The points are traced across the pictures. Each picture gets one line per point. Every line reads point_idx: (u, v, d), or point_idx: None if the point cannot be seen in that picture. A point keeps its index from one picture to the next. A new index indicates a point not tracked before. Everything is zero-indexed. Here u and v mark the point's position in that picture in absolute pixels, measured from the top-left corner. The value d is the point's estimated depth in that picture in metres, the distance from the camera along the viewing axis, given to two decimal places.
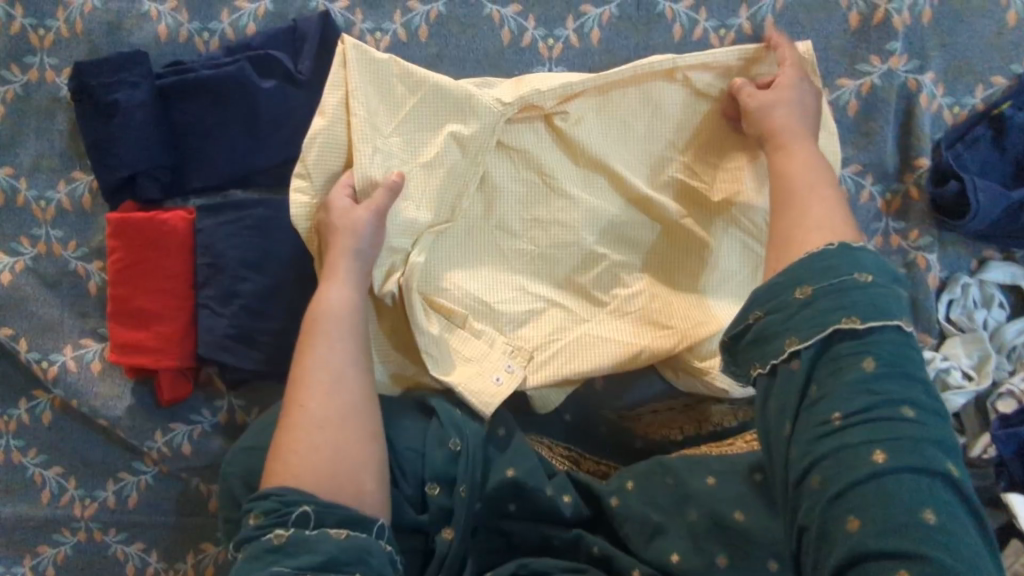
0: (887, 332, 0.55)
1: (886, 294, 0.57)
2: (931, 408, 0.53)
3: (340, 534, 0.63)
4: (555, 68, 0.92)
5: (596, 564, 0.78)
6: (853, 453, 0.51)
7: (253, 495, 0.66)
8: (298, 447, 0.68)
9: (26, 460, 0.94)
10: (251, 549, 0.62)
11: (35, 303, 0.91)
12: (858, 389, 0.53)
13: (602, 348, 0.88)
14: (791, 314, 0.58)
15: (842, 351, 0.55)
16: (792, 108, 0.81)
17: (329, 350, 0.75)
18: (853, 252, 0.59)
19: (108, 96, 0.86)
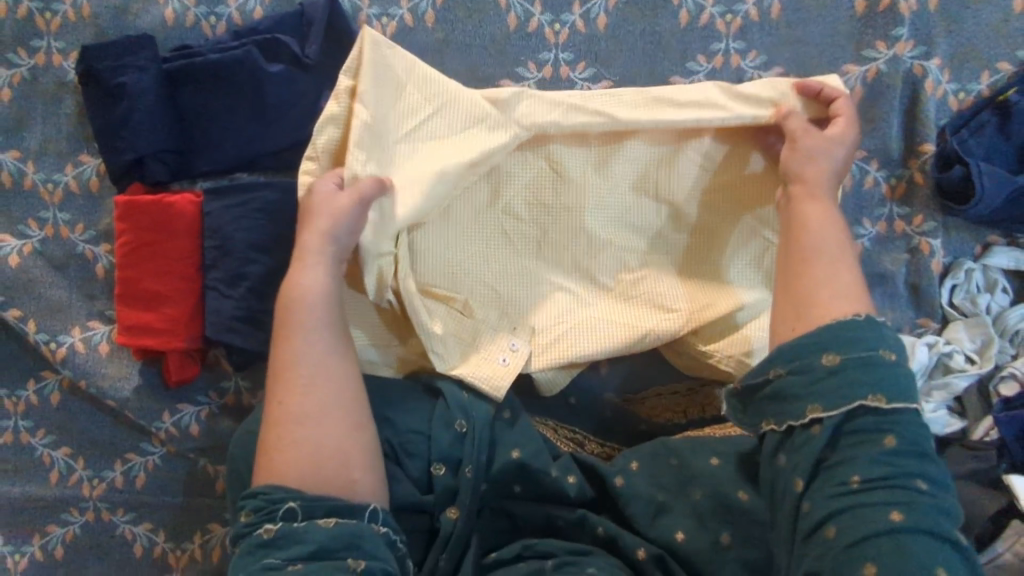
0: (906, 414, 0.66)
1: (904, 374, 0.67)
2: (939, 482, 0.63)
3: (329, 523, 0.65)
4: (561, 54, 0.92)
5: (601, 543, 0.80)
6: (870, 511, 0.61)
7: (244, 492, 0.68)
8: (282, 447, 0.69)
9: (35, 441, 0.95)
10: (244, 544, 0.65)
11: (43, 286, 0.92)
12: (878, 461, 0.63)
13: (608, 331, 0.88)
14: (818, 379, 0.68)
15: (870, 424, 0.65)
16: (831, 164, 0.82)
17: (304, 341, 0.74)
18: (879, 331, 0.69)
19: (115, 78, 0.86)
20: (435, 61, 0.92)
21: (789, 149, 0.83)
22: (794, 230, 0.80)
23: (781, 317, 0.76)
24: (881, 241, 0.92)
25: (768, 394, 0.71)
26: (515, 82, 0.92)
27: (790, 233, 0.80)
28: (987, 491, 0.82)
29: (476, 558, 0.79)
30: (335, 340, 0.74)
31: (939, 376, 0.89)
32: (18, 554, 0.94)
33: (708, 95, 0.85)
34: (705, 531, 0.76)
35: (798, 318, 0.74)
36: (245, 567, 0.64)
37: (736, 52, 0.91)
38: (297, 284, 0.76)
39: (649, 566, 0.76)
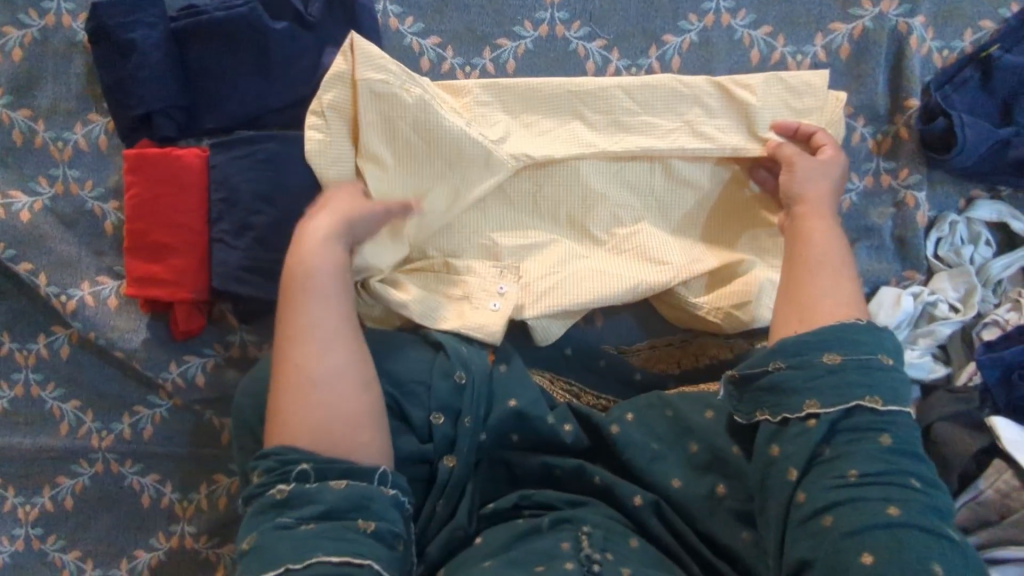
0: (901, 417, 0.69)
1: (898, 379, 0.71)
2: (933, 484, 0.66)
3: (340, 485, 0.66)
4: (557, 13, 0.94)
5: (598, 493, 0.82)
6: (869, 504, 0.63)
7: (257, 453, 0.69)
8: (295, 409, 0.69)
9: (45, 394, 0.97)
10: (258, 504, 0.66)
11: (54, 240, 0.95)
12: (876, 457, 0.66)
13: (601, 282, 0.91)
14: (817, 376, 0.71)
15: (867, 423, 0.68)
16: (828, 186, 0.86)
17: (314, 308, 0.75)
18: (878, 336, 0.73)
19: (125, 36, 0.89)
20: (435, 20, 0.94)
21: (788, 174, 0.87)
22: (796, 244, 0.83)
23: (781, 323, 0.78)
24: (869, 194, 0.94)
25: (765, 386, 0.74)
26: (512, 41, 0.95)
27: (793, 247, 0.83)
28: (971, 432, 0.84)
29: (474, 506, 0.81)
30: (347, 307, 0.76)
31: (925, 324, 0.92)
32: (29, 504, 0.97)
33: (692, 117, 0.90)
34: (701, 485, 0.79)
35: (801, 324, 0.76)
36: (259, 525, 0.65)
37: (726, 11, 0.94)
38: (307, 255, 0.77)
39: (645, 513, 0.79)
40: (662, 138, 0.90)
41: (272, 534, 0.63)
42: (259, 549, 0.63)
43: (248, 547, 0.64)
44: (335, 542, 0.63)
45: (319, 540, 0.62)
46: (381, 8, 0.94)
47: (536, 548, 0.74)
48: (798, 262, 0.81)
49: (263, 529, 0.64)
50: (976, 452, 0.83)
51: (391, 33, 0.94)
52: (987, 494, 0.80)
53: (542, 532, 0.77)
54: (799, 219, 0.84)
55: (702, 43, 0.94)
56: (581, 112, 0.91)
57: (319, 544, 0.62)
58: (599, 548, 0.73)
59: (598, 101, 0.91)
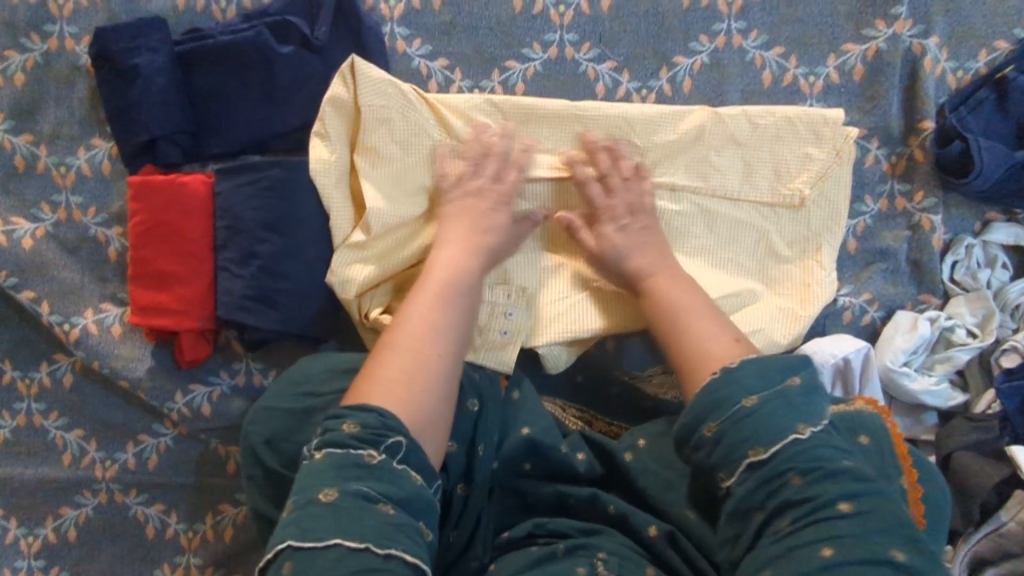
0: (793, 448, 0.60)
1: (779, 407, 0.62)
2: (863, 496, 0.57)
3: (416, 479, 0.62)
4: (566, 34, 0.93)
5: (614, 523, 0.79)
6: (801, 553, 0.55)
7: (351, 405, 0.64)
8: (415, 380, 0.68)
9: (48, 423, 0.95)
10: (342, 455, 0.60)
11: (56, 267, 0.93)
12: (795, 499, 0.58)
13: (610, 306, 0.89)
14: (707, 451, 0.63)
15: (769, 471, 0.60)
16: (636, 243, 0.84)
17: (455, 309, 0.76)
18: (730, 376, 0.64)
19: (129, 61, 0.88)
20: (442, 43, 0.93)
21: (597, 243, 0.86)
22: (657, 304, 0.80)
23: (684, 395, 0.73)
24: (883, 217, 0.93)
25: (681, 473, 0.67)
26: (521, 63, 0.93)
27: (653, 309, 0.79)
28: (991, 462, 0.83)
29: (489, 537, 0.78)
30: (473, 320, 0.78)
31: (942, 349, 0.91)
32: (31, 536, 0.95)
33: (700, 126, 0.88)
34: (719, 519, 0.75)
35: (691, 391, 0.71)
36: (332, 481, 0.59)
37: (738, 32, 0.93)
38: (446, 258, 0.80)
39: (661, 542, 0.75)
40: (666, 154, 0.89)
41: (355, 499, 0.58)
42: (339, 509, 0.57)
43: (325, 502, 0.58)
44: (410, 538, 0.58)
45: (400, 530, 0.57)
46: (389, 31, 0.93)
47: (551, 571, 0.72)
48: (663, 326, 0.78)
49: (341, 489, 0.58)
50: (997, 483, 0.81)
51: (398, 56, 0.93)
52: (1011, 526, 0.78)
53: (557, 557, 0.74)
54: (641, 286, 0.82)
55: (714, 64, 0.93)
56: (581, 128, 0.90)
57: (398, 534, 0.57)
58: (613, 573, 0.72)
59: (602, 123, 0.89)
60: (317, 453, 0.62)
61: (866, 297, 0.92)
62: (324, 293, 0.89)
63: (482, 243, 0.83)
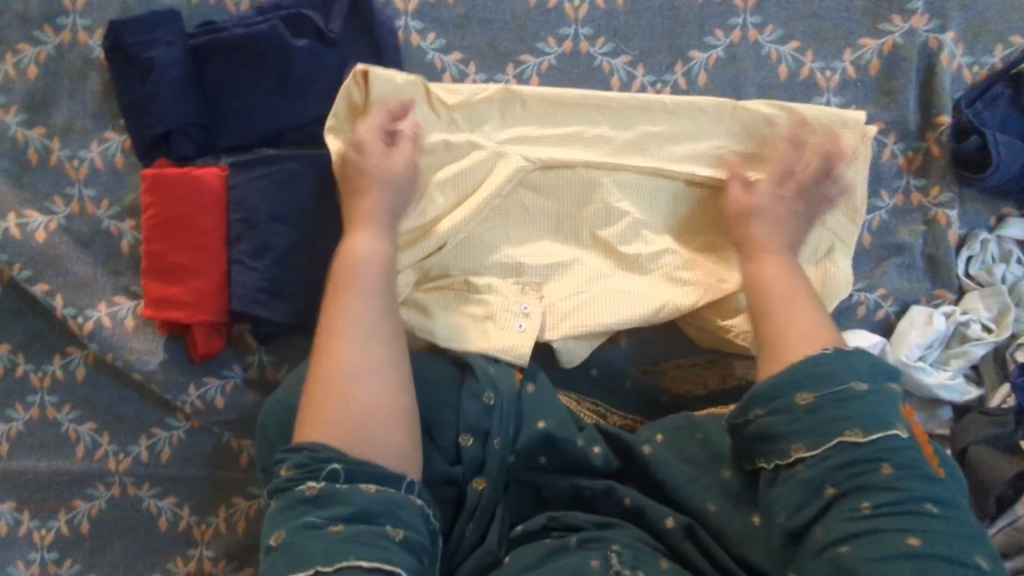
0: (893, 440, 0.62)
1: (880, 401, 0.64)
2: (948, 502, 0.60)
3: (369, 489, 0.63)
4: (582, 28, 0.93)
5: (627, 516, 0.79)
6: (888, 537, 0.58)
7: (286, 446, 0.66)
8: (336, 397, 0.67)
9: (60, 416, 0.96)
10: (285, 499, 0.63)
11: (69, 260, 0.93)
12: (885, 485, 0.60)
13: (628, 300, 0.89)
14: (796, 420, 0.65)
15: (861, 455, 0.62)
16: (768, 221, 0.84)
17: (362, 300, 0.73)
18: (841, 357, 0.66)
19: (144, 53, 0.88)
20: (456, 36, 0.93)
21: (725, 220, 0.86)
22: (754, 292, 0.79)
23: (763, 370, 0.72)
24: (899, 212, 0.93)
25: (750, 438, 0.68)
26: (535, 57, 0.93)
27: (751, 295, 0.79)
28: (1006, 457, 0.82)
29: (504, 529, 0.78)
30: (391, 305, 0.75)
31: (957, 344, 0.90)
32: (44, 528, 0.95)
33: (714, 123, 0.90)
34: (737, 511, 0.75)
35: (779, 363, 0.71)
36: (284, 522, 0.62)
37: (754, 26, 0.92)
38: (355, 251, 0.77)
39: (678, 536, 0.75)
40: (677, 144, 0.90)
41: (301, 532, 0.61)
42: (288, 546, 0.60)
43: (276, 544, 0.61)
44: (368, 547, 0.60)
45: (351, 543, 0.60)
46: (403, 24, 0.93)
47: (561, 564, 0.71)
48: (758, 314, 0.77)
49: (290, 527, 0.61)
50: (1013, 478, 0.81)
51: (412, 49, 0.93)
52: None
53: (570, 551, 0.74)
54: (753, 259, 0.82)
55: (729, 59, 0.93)
56: (596, 121, 0.90)
57: (351, 548, 0.60)
58: (628, 566, 0.71)
59: (620, 117, 0.90)
60: (272, 501, 0.65)
61: (880, 292, 0.92)
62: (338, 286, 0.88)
63: (383, 217, 0.81)
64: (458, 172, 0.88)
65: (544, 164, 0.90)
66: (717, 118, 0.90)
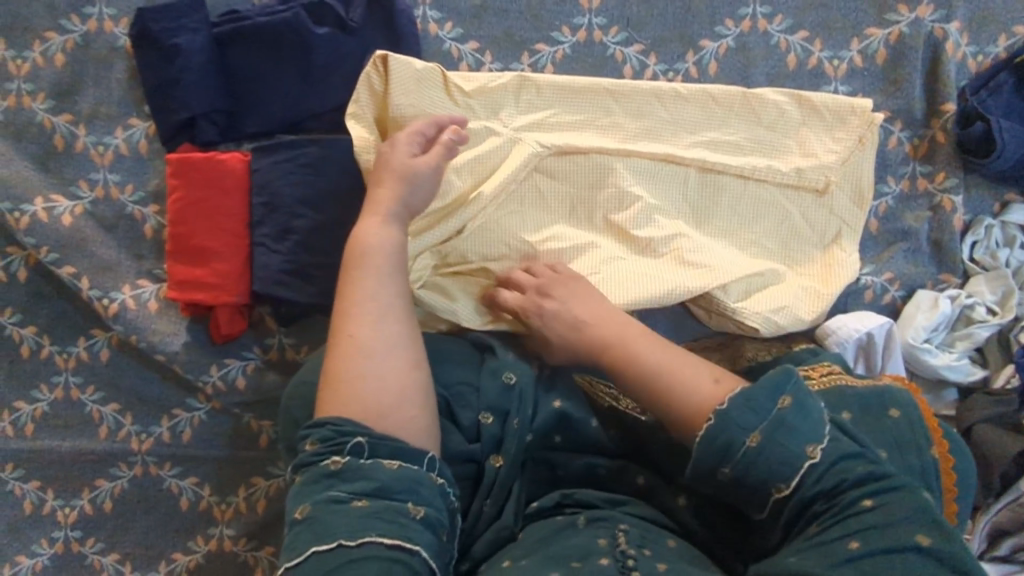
0: (809, 468, 0.61)
1: (782, 438, 0.62)
2: (881, 489, 0.60)
3: (392, 465, 0.65)
4: (595, 18, 0.95)
5: (639, 495, 0.81)
6: (830, 549, 0.58)
7: (311, 422, 0.68)
8: (353, 371, 0.70)
9: (85, 397, 0.98)
10: (310, 473, 0.65)
11: (95, 244, 0.95)
12: (818, 505, 0.61)
13: (640, 283, 0.90)
14: (728, 491, 0.64)
15: (796, 498, 0.62)
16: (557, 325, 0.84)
17: (376, 281, 0.77)
18: (724, 415, 0.64)
19: (170, 41, 0.90)
20: (473, 25, 0.95)
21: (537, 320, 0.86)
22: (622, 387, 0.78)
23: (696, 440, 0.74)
24: (905, 198, 0.95)
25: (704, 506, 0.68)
26: (550, 46, 0.95)
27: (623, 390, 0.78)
28: (1010, 435, 0.84)
29: (521, 506, 0.80)
30: (402, 288, 0.78)
31: (962, 327, 0.92)
32: (68, 507, 0.97)
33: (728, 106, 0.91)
34: None
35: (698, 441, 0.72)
36: (309, 495, 0.64)
37: (763, 16, 0.95)
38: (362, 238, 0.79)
39: (687, 513, 0.78)
40: (690, 129, 0.93)
41: (325, 506, 0.63)
42: (313, 519, 0.62)
43: (302, 516, 0.63)
44: (388, 523, 0.62)
45: (372, 519, 0.62)
46: (421, 14, 0.95)
47: (570, 544, 0.72)
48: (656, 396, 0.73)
49: (314, 500, 0.63)
50: (1019, 455, 0.83)
51: (431, 38, 0.95)
52: None
53: (578, 528, 0.76)
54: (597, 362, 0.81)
55: (739, 48, 0.95)
56: (610, 108, 0.93)
57: (372, 524, 0.62)
58: (635, 544, 0.72)
59: (633, 103, 0.92)
60: (296, 475, 0.67)
61: (887, 276, 0.94)
62: None
63: (391, 206, 0.81)
64: (477, 158, 0.90)
65: (558, 150, 0.92)
66: (728, 105, 0.92)
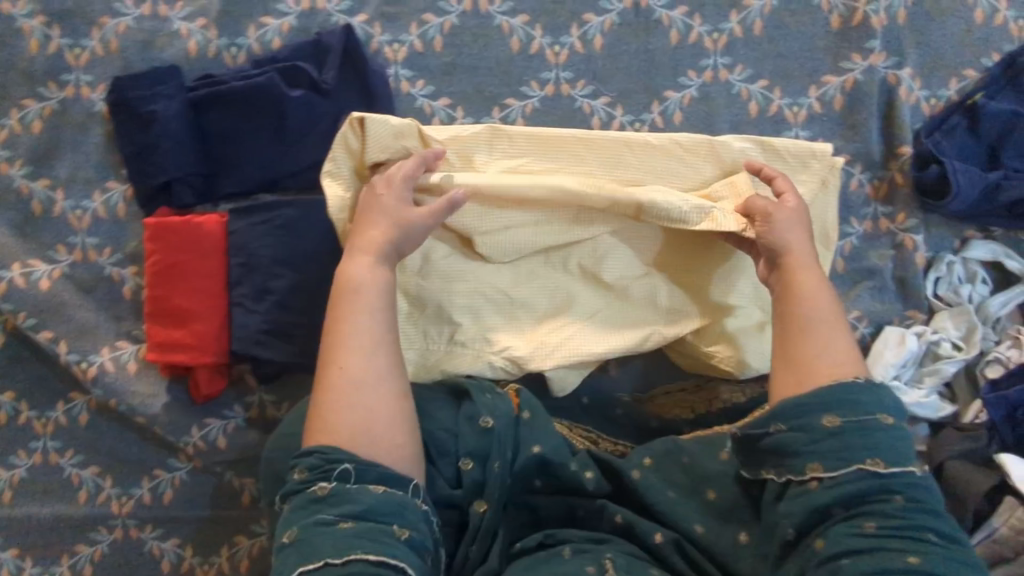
0: (903, 476, 0.67)
1: (900, 439, 0.69)
2: (945, 534, 0.65)
3: (377, 489, 0.68)
4: (562, 73, 0.98)
5: (621, 533, 0.81)
6: (890, 553, 0.62)
7: (299, 451, 0.71)
8: (345, 403, 0.73)
9: (64, 461, 0.97)
10: (299, 499, 0.68)
11: (73, 308, 0.95)
12: (891, 511, 0.65)
13: (613, 333, 0.94)
14: (818, 439, 0.69)
15: (881, 485, 0.66)
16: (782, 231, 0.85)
17: (366, 314, 0.78)
18: (876, 389, 0.71)
19: (147, 108, 0.92)
20: (444, 83, 0.98)
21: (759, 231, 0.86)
22: (802, 306, 0.80)
23: (780, 385, 0.77)
24: (868, 237, 0.98)
25: (767, 447, 0.71)
26: (520, 100, 0.98)
27: (798, 309, 0.80)
28: (981, 470, 0.86)
29: (505, 547, 0.81)
30: (388, 318, 0.79)
31: (930, 362, 0.95)
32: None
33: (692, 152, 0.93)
34: (724, 531, 0.77)
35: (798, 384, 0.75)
36: (298, 520, 0.67)
37: (724, 67, 0.98)
38: (354, 271, 0.81)
39: (667, 549, 0.78)
40: (661, 174, 0.94)
41: (313, 529, 0.65)
42: (301, 541, 0.65)
43: (291, 540, 0.66)
44: (372, 542, 0.65)
45: (358, 539, 0.65)
46: (393, 73, 0.97)
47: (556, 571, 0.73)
48: (793, 323, 0.79)
49: (304, 523, 0.66)
50: (989, 490, 0.85)
51: (403, 96, 0.97)
52: (1001, 531, 0.83)
53: (564, 558, 0.77)
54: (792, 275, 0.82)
55: (703, 98, 0.98)
56: (582, 155, 0.93)
57: (358, 543, 0.64)
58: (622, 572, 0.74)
59: (602, 151, 0.93)
60: (285, 503, 0.71)
61: (856, 314, 0.97)
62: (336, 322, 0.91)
63: (378, 240, 0.83)
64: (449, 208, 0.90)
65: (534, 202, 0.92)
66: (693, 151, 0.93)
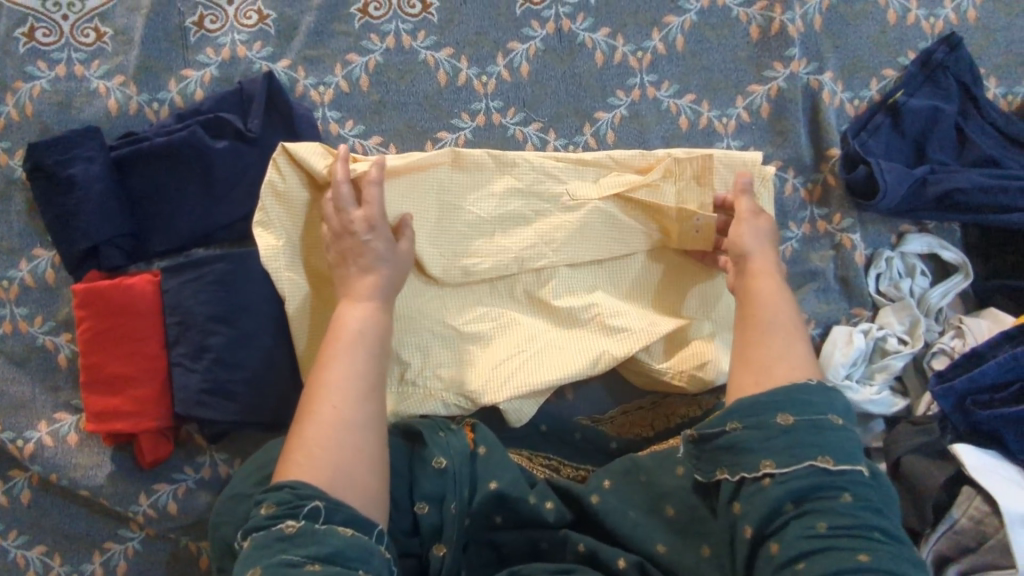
0: (852, 474, 0.66)
1: (850, 440, 0.69)
2: (891, 533, 0.64)
3: (346, 531, 0.64)
4: (491, 102, 0.98)
5: (584, 562, 0.78)
6: (841, 553, 0.61)
7: (267, 486, 0.66)
8: (323, 441, 0.69)
9: (7, 543, 0.92)
10: (262, 538, 0.63)
11: (6, 382, 0.92)
12: (841, 510, 0.64)
13: (563, 359, 0.92)
14: (769, 436, 0.69)
15: (831, 481, 0.66)
16: (753, 236, 0.86)
17: (358, 356, 0.75)
18: (827, 393, 0.71)
19: (65, 171, 0.89)
20: (374, 121, 0.97)
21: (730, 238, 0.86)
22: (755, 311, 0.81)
23: (739, 388, 0.76)
24: (808, 240, 0.99)
25: (720, 446, 0.71)
26: (451, 133, 0.97)
27: (750, 314, 0.80)
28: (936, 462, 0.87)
29: None
30: (377, 363, 0.76)
31: (878, 359, 0.96)
32: None
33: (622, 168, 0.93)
34: (687, 550, 0.75)
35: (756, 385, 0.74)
36: (259, 561, 0.61)
37: (651, 84, 0.99)
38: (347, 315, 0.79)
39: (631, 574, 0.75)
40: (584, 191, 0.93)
41: (276, 570, 0.60)
42: None
43: None
44: None
45: None
46: (321, 115, 0.96)
47: None
48: (753, 331, 0.79)
49: (266, 564, 0.61)
50: (946, 482, 0.85)
51: (333, 138, 0.96)
52: (962, 522, 0.82)
53: None
54: (752, 281, 0.83)
55: (633, 116, 0.99)
56: (506, 178, 0.92)
57: None
58: None
59: (525, 173, 0.92)
60: (245, 542, 0.65)
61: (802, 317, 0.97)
62: (283, 374, 0.89)
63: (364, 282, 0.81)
64: None
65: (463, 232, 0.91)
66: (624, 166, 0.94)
